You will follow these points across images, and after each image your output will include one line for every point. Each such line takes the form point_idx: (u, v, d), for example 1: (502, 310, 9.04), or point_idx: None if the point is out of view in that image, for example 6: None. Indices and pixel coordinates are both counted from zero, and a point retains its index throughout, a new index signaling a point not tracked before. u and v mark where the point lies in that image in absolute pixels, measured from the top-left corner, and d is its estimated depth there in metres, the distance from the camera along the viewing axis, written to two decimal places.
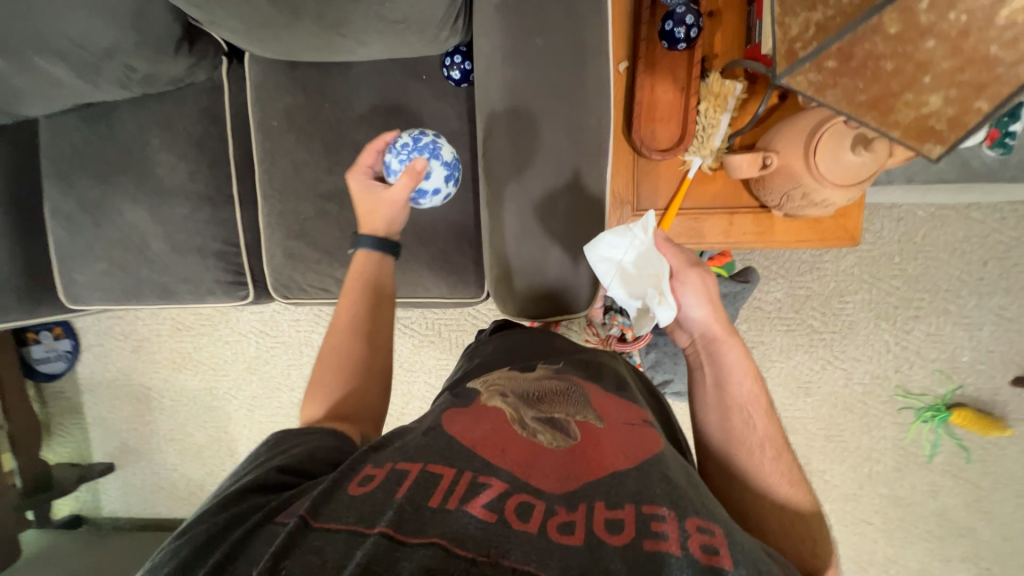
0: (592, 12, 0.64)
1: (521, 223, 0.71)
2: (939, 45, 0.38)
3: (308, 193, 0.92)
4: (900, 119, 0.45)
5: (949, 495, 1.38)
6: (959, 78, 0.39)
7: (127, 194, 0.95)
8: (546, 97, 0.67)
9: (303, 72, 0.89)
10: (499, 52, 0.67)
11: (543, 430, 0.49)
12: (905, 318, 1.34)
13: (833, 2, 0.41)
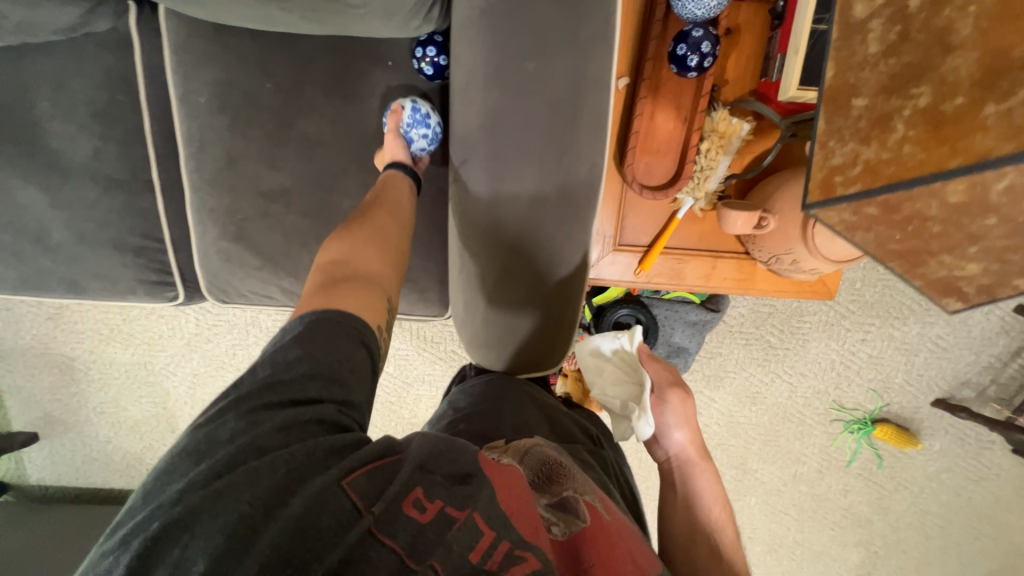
0: (593, 36, 0.54)
1: (491, 271, 0.64)
2: (1000, 224, 0.32)
3: (246, 190, 0.79)
4: (927, 275, 0.38)
5: (857, 494, 1.55)
6: (1009, 256, 0.33)
7: (13, 167, 0.78)
8: (530, 132, 0.57)
9: (238, 40, 0.73)
10: (480, 70, 0.56)
11: (556, 519, 0.44)
12: (853, 339, 1.40)
13: (891, 142, 0.35)
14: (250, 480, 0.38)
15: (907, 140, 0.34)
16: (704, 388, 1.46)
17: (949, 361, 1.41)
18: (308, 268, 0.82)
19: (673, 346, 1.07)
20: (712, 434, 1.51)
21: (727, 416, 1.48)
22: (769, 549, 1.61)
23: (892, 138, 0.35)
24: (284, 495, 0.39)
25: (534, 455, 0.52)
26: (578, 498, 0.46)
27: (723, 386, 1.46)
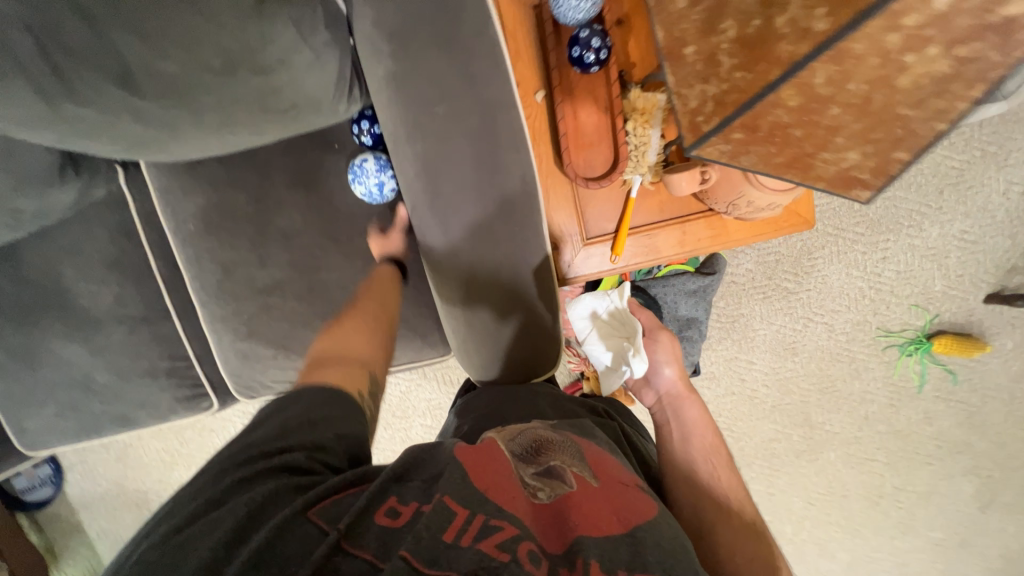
0: (489, 69, 0.60)
1: (466, 299, 0.67)
2: (845, 112, 0.32)
3: (247, 292, 0.87)
4: (821, 175, 0.39)
5: (943, 419, 1.43)
6: (872, 136, 0.34)
7: (56, 331, 0.89)
8: (461, 166, 0.62)
9: (208, 169, 0.83)
10: (402, 129, 0.62)
11: (543, 485, 0.48)
12: (875, 260, 1.34)
13: (724, 73, 0.35)
14: (214, 526, 0.43)
15: (732, 73, 0.35)
16: (737, 353, 1.42)
17: (986, 252, 1.33)
18: None
19: (682, 318, 1.06)
20: (764, 398, 1.44)
21: (773, 375, 1.42)
22: (869, 501, 1.49)
23: (723, 72, 0.35)
24: (259, 521, 0.43)
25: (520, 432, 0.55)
26: (563, 468, 0.50)
27: (757, 346, 1.41)
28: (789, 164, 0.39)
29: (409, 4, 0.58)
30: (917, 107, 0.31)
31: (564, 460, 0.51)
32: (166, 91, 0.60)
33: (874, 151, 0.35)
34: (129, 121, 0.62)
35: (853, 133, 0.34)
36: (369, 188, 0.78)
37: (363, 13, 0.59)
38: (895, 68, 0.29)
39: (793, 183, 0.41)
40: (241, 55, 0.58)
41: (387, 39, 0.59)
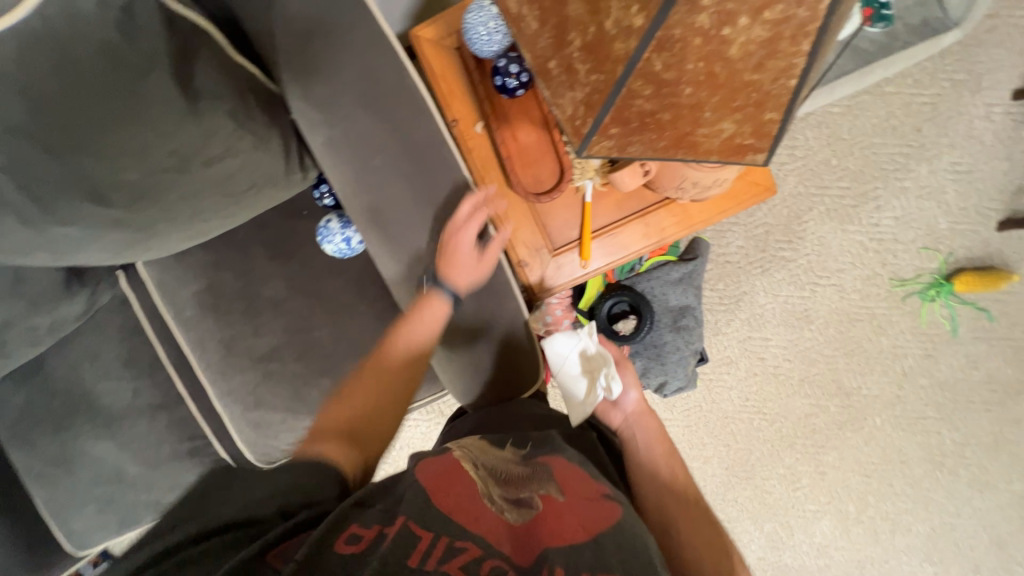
0: (415, 115, 0.64)
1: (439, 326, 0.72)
2: (697, 88, 0.33)
3: (247, 364, 0.92)
4: (710, 147, 0.39)
5: (988, 360, 1.34)
6: (736, 104, 0.35)
7: (86, 433, 0.95)
8: (407, 208, 0.67)
9: (195, 258, 0.90)
10: (345, 185, 0.67)
11: (509, 507, 0.53)
12: (869, 211, 1.30)
13: (584, 77, 0.36)
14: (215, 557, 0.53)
15: (589, 78, 0.35)
16: (749, 332, 1.37)
17: (986, 180, 1.27)
18: (319, 401, 0.92)
19: (675, 308, 1.04)
20: (789, 373, 1.38)
21: (792, 348, 1.37)
22: (932, 462, 1.39)
23: (582, 78, 0.36)
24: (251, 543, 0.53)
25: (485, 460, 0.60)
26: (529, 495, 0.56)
27: (769, 322, 1.36)
28: (677, 145, 0.40)
29: (336, 76, 0.63)
30: (760, 72, 0.32)
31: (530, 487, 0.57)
32: (131, 198, 0.65)
33: (745, 117, 0.36)
34: (113, 230, 0.68)
35: (719, 106, 0.35)
36: (338, 245, 0.82)
37: (292, 90, 0.64)
38: (720, 36, 0.29)
39: (688, 159, 0.42)
40: (191, 151, 0.63)
41: (319, 110, 0.64)
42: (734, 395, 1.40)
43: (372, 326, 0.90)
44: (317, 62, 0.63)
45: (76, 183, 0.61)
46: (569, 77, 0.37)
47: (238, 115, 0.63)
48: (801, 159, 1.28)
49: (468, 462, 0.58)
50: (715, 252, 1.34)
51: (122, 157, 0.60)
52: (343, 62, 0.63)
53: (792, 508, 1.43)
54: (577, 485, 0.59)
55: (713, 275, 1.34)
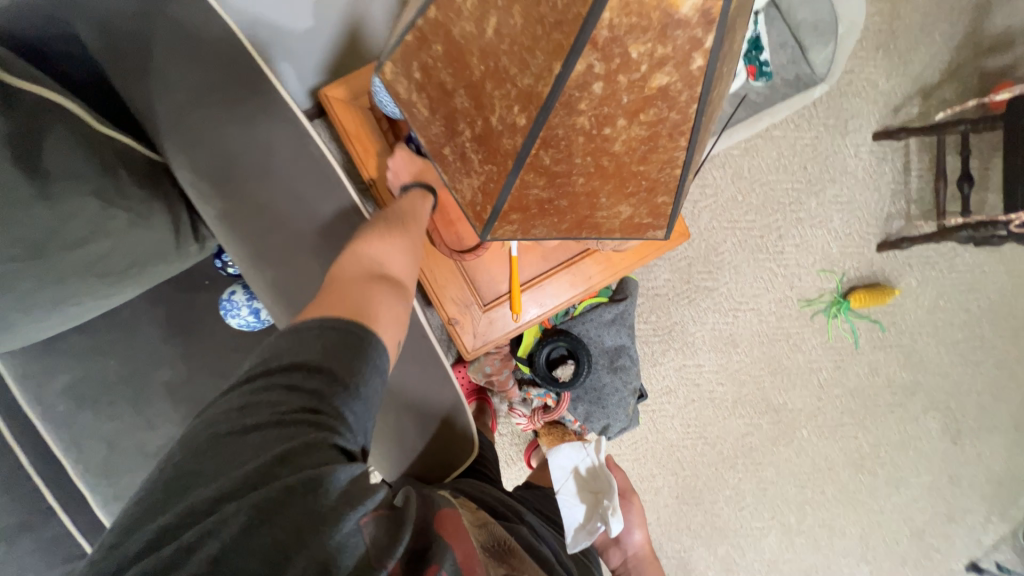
0: (302, 175, 0.72)
1: None
2: (587, 176, 0.37)
3: (141, 459, 0.80)
4: (611, 226, 0.43)
5: (887, 366, 1.49)
6: (627, 190, 0.39)
7: None
8: (305, 261, 0.72)
9: (71, 342, 0.78)
10: (244, 249, 0.71)
11: None
12: (773, 240, 1.43)
13: (479, 168, 0.38)
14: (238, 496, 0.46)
15: (483, 167, 0.38)
16: (683, 361, 1.42)
17: (864, 208, 1.45)
18: None
19: (610, 348, 1.05)
20: (723, 396, 1.45)
21: (723, 372, 1.44)
22: (854, 466, 1.50)
23: (476, 167, 0.38)
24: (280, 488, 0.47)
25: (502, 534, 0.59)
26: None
27: (700, 349, 1.43)
28: (579, 226, 0.43)
29: (220, 147, 0.70)
30: (644, 162, 0.37)
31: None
32: None
33: (641, 201, 0.40)
34: None
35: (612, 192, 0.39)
36: (246, 317, 0.75)
37: (178, 162, 0.70)
38: (598, 128, 0.34)
39: (591, 238, 0.45)
40: (47, 238, 0.60)
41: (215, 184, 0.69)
42: (677, 423, 1.44)
43: None
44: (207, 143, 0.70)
45: None
46: (463, 164, 0.39)
47: (104, 198, 0.65)
48: (710, 197, 1.39)
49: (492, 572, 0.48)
50: (644, 287, 1.39)
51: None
52: (231, 138, 0.70)
53: (740, 527, 1.48)
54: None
55: (644, 308, 1.40)
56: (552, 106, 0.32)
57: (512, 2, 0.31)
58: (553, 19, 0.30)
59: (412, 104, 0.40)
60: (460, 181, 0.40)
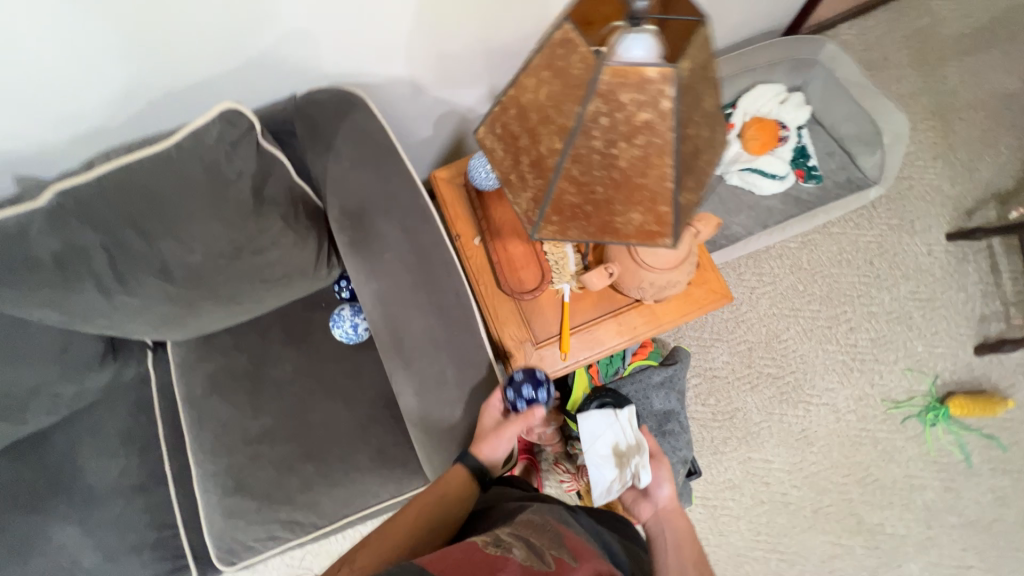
0: (421, 223, 0.81)
1: (422, 405, 0.76)
2: (605, 185, 0.48)
3: (239, 444, 0.94)
4: (628, 233, 0.52)
5: (1016, 496, 1.24)
6: (637, 199, 0.48)
7: (56, 516, 0.92)
8: (407, 294, 0.78)
9: (218, 340, 1.00)
10: (359, 273, 0.80)
11: (520, 550, 0.53)
12: (843, 332, 1.38)
13: (530, 181, 0.51)
14: None
15: (534, 182, 0.51)
16: (748, 453, 1.32)
17: (948, 307, 1.37)
18: (298, 488, 0.92)
19: (660, 412, 1.06)
20: (799, 502, 1.28)
21: (796, 472, 1.30)
22: None
23: (530, 183, 0.51)
24: None
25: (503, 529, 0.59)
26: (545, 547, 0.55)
27: (767, 442, 1.32)
28: (605, 231, 0.52)
29: (364, 190, 0.82)
30: (645, 176, 0.46)
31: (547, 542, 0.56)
32: (191, 277, 0.78)
33: (649, 212, 0.49)
34: (163, 302, 0.81)
35: (625, 201, 0.49)
36: (347, 330, 0.93)
37: (329, 200, 0.83)
38: (609, 150, 0.45)
39: (615, 244, 0.53)
40: (245, 244, 0.77)
41: (348, 215, 0.81)
42: (743, 527, 1.28)
43: (363, 411, 0.95)
44: (354, 184, 0.82)
45: (151, 261, 0.74)
46: (520, 182, 0.53)
47: (288, 222, 0.78)
48: (769, 284, 1.42)
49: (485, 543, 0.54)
50: (701, 366, 1.39)
51: (195, 242, 0.73)
52: (374, 181, 0.82)
53: None
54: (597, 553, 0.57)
55: (703, 389, 1.36)
56: (574, 135, 0.44)
57: (553, 77, 0.44)
58: (576, 81, 0.42)
59: (492, 149, 0.55)
60: (517, 194, 0.53)
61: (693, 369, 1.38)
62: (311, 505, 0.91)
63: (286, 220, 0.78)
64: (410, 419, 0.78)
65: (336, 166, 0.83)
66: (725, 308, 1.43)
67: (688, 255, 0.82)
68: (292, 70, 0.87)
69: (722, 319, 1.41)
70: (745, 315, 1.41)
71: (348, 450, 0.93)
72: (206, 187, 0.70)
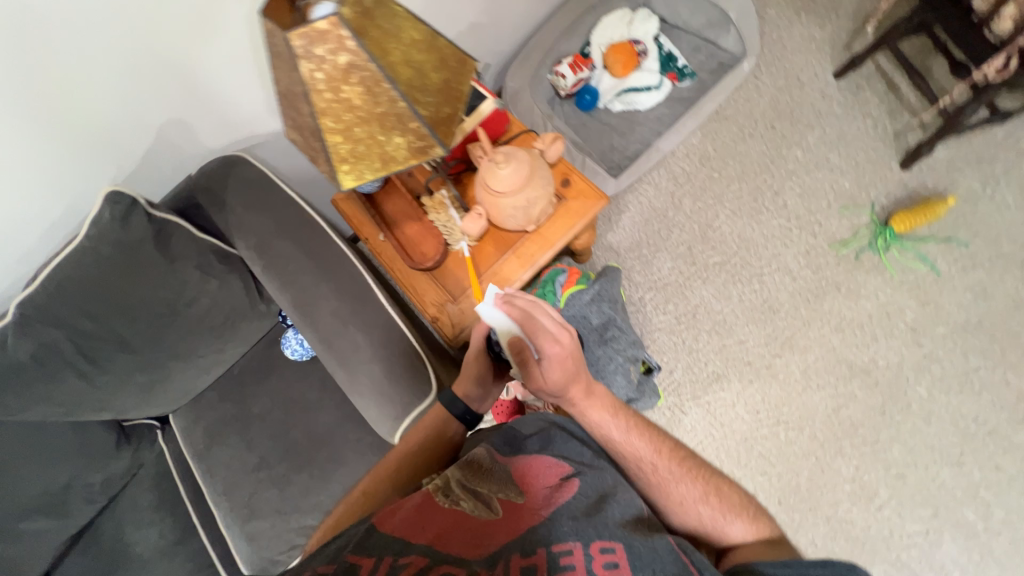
0: (310, 229, 0.97)
1: (349, 371, 0.86)
2: (358, 124, 0.59)
3: (245, 477, 1.06)
4: (402, 156, 0.63)
5: (993, 286, 1.22)
6: (387, 125, 0.60)
7: None
8: (312, 286, 0.91)
9: (203, 398, 1.13)
10: (274, 287, 0.94)
11: (466, 499, 0.62)
12: (770, 199, 1.41)
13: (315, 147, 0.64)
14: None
15: (316, 147, 0.63)
16: (722, 340, 1.32)
17: (858, 140, 1.40)
18: (302, 496, 1.03)
19: (598, 325, 1.11)
20: (788, 369, 1.27)
21: (773, 342, 1.30)
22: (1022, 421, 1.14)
23: (315, 149, 0.64)
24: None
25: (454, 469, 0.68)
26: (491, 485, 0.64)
27: (735, 325, 1.33)
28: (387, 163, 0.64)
29: (258, 222, 0.98)
30: (378, 104, 0.58)
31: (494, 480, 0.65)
32: (147, 341, 0.95)
33: (405, 130, 0.61)
34: (136, 371, 0.96)
35: (382, 131, 0.61)
36: (296, 346, 1.06)
37: (235, 242, 0.99)
38: (340, 96, 0.57)
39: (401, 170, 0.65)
40: (177, 298, 0.94)
41: (256, 249, 0.97)
42: (743, 411, 1.26)
43: (335, 413, 1.07)
44: (251, 223, 0.98)
45: (110, 336, 0.91)
46: (315, 154, 0.65)
47: (203, 269, 0.96)
48: (687, 184, 1.48)
49: (439, 494, 0.63)
50: (650, 281, 1.41)
51: (133, 309, 0.91)
52: (266, 216, 0.98)
53: (892, 535, 1.12)
54: (542, 472, 0.67)
55: (659, 297, 1.39)
56: (308, 95, 0.56)
57: (281, 61, 0.57)
58: (287, 56, 0.55)
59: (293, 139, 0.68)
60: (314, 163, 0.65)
61: (643, 284, 1.41)
62: (315, 507, 1.01)
63: (202, 269, 0.97)
64: (344, 390, 0.87)
65: (233, 215, 0.99)
66: (654, 219, 1.47)
67: (535, 170, 0.92)
68: (183, 152, 1.04)
69: (655, 230, 1.46)
70: (674, 219, 1.45)
71: (333, 450, 1.04)
72: (122, 260, 0.87)
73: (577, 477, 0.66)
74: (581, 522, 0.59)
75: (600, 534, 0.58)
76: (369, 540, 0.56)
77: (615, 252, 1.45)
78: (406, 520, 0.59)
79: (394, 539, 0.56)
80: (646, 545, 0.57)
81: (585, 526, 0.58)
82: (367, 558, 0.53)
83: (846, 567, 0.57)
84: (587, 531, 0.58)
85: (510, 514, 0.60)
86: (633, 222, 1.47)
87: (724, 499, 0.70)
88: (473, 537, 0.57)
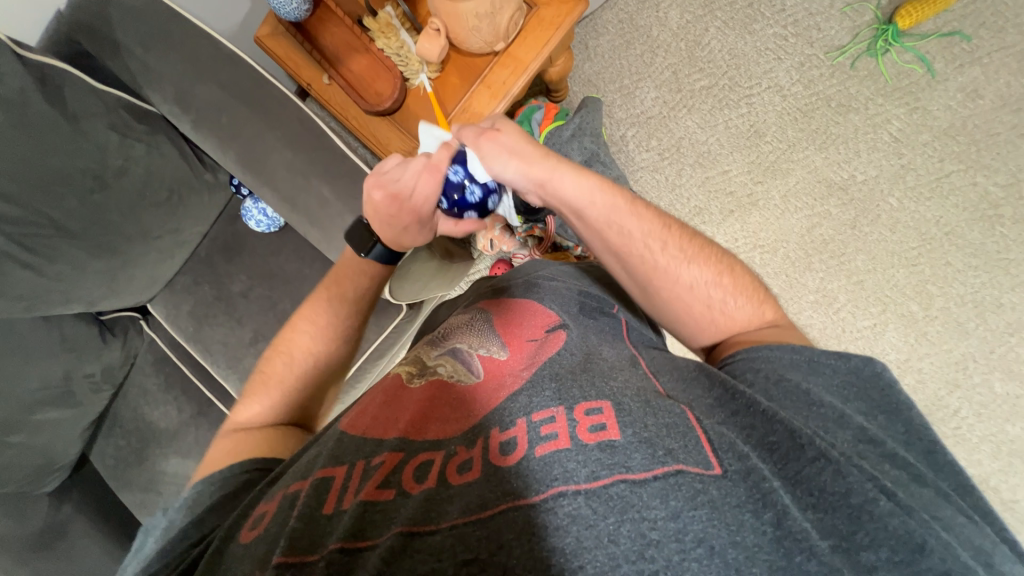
0: (233, 66, 0.82)
1: (320, 229, 0.85)
2: None
3: (242, 351, 1.05)
4: None
5: (985, 83, 1.17)
6: None
7: (146, 464, 1.08)
8: (254, 142, 0.82)
9: (178, 284, 1.08)
10: (213, 147, 0.84)
11: (445, 364, 0.63)
12: (767, 2, 1.24)
13: None
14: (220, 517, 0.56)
15: None
16: (705, 173, 1.28)
17: None
18: None
19: (581, 163, 1.04)
20: (768, 195, 1.26)
21: (756, 168, 1.26)
22: (979, 219, 1.19)
23: None
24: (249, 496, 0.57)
25: (430, 352, 0.68)
26: (470, 352, 0.64)
27: (719, 154, 1.27)
28: None
29: (165, 62, 0.82)
30: None
31: (472, 345, 0.65)
32: (86, 222, 0.86)
33: None
34: (91, 256, 0.89)
35: None
36: (260, 217, 1.02)
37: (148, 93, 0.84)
38: None
39: None
40: (100, 169, 0.84)
41: (176, 102, 0.83)
42: (722, 241, 1.28)
43: (319, 279, 1.04)
44: (158, 66, 0.82)
45: (40, 220, 0.81)
46: None
47: (121, 130, 0.85)
48: None
49: (414, 378, 0.62)
50: (635, 113, 1.30)
51: (53, 184, 0.80)
52: (175, 55, 0.81)
53: (845, 332, 1.23)
54: (526, 324, 0.68)
55: (645, 131, 1.30)
56: None
57: None
58: None
59: None
60: None
61: (625, 120, 1.30)
62: None
63: (121, 131, 0.86)
64: (320, 246, 0.86)
65: (133, 58, 0.82)
66: (639, 39, 1.29)
67: None
68: None
69: (637, 54, 1.29)
70: (659, 38, 1.28)
71: None
72: (13, 122, 0.74)
73: (564, 330, 0.66)
74: (564, 382, 0.55)
75: (586, 397, 0.52)
76: (340, 448, 0.54)
77: (595, 85, 1.31)
78: (379, 414, 0.58)
79: (366, 442, 0.54)
80: (639, 403, 0.52)
81: (569, 392, 0.53)
82: (340, 466, 0.52)
83: (862, 360, 0.59)
84: (570, 394, 0.53)
85: (491, 375, 0.59)
86: (613, 46, 1.30)
87: (730, 279, 0.71)
88: (451, 414, 0.55)
